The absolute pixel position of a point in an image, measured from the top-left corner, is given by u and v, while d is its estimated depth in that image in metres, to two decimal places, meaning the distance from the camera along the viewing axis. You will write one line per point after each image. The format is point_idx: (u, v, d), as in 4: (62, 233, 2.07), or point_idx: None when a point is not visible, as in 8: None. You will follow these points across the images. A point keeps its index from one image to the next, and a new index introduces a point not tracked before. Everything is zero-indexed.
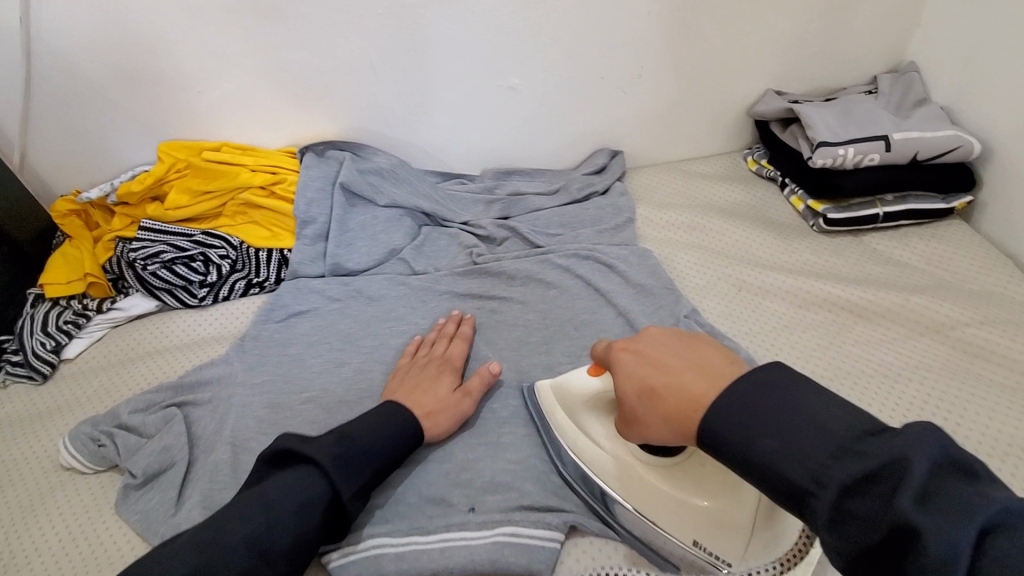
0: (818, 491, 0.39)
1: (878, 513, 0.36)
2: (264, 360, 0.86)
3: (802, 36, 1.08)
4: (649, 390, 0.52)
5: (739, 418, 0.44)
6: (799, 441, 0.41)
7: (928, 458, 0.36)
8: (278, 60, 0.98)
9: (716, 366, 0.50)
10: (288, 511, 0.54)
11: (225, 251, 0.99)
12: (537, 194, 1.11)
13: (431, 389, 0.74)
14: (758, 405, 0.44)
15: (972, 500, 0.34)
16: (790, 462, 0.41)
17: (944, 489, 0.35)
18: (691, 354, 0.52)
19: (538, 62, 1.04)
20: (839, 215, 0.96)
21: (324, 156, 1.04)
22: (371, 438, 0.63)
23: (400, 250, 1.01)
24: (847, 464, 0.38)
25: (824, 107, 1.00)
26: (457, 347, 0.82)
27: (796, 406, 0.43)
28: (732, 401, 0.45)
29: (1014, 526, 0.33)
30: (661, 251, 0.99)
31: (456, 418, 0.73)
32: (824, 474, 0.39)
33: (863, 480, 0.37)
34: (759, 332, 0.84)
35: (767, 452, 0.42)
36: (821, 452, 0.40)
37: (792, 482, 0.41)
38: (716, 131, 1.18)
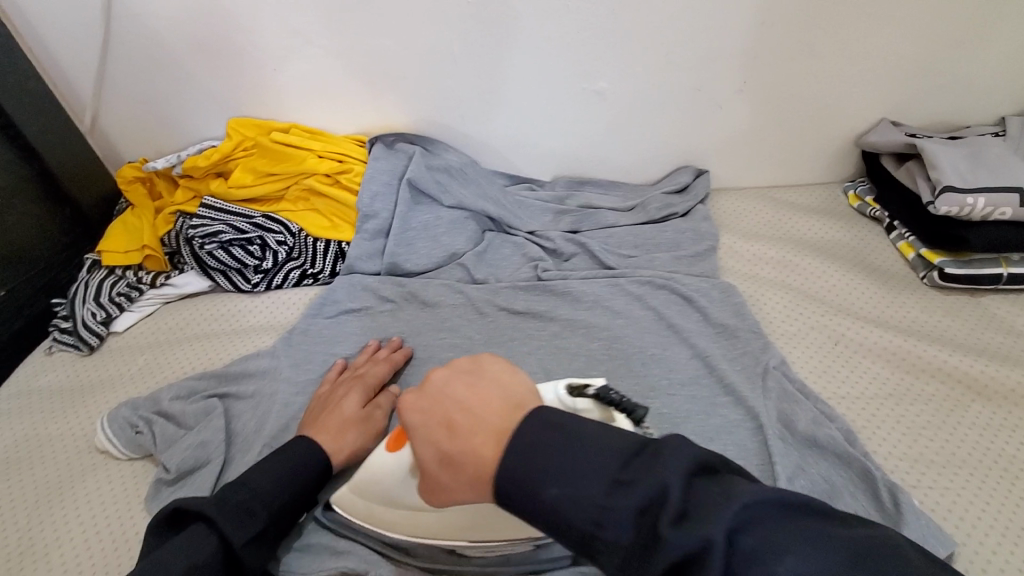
0: (599, 533, 0.36)
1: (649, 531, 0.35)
2: (310, 359, 0.82)
3: (932, 64, 0.96)
4: (444, 451, 0.44)
5: (526, 463, 0.39)
6: (590, 481, 0.37)
7: (685, 481, 0.35)
8: (357, 44, 0.94)
9: (499, 402, 0.44)
10: (178, 565, 0.50)
11: (283, 238, 0.95)
12: (611, 208, 1.03)
13: (336, 410, 0.70)
14: (540, 444, 0.40)
15: (716, 504, 0.34)
16: (575, 510, 0.37)
17: (699, 502, 0.35)
18: (475, 386, 0.46)
19: (631, 67, 0.96)
20: (957, 271, 0.84)
21: (392, 148, 0.99)
22: (270, 485, 0.59)
23: (461, 256, 0.95)
24: (623, 509, 0.36)
25: (951, 146, 0.88)
26: (378, 367, 0.77)
27: (576, 436, 0.39)
28: (518, 450, 0.40)
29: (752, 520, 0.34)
30: (746, 288, 0.90)
31: (366, 433, 0.70)
32: (604, 518, 0.36)
33: (643, 519, 0.35)
34: (854, 397, 0.74)
35: (553, 501, 0.38)
36: (597, 491, 0.37)
37: (579, 530, 0.37)
38: (815, 158, 1.07)
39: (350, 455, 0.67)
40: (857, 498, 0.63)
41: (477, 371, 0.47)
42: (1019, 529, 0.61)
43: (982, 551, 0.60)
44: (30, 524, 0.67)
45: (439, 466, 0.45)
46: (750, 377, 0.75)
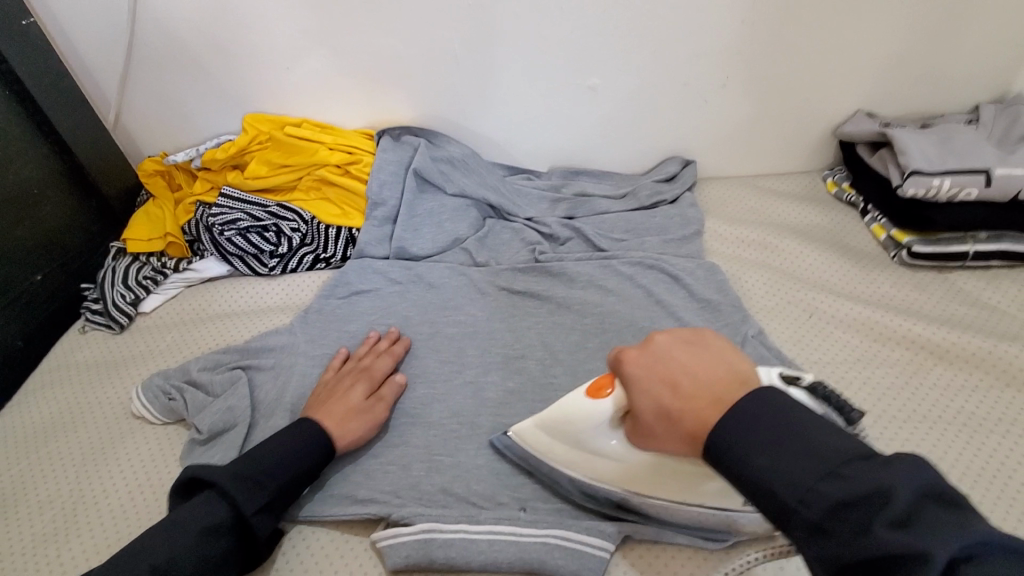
0: (800, 510, 0.39)
1: (850, 517, 0.37)
2: (326, 334, 0.88)
3: (903, 59, 1.03)
4: (654, 407, 0.50)
5: (742, 425, 0.43)
6: (801, 468, 0.40)
7: (910, 488, 0.36)
8: (365, 43, 1.00)
9: (722, 370, 0.48)
10: (189, 536, 0.57)
11: (297, 224, 1.02)
12: (604, 196, 1.09)
13: (341, 398, 0.74)
14: (758, 410, 0.44)
15: (949, 525, 0.34)
16: (782, 479, 0.40)
17: (925, 516, 0.35)
18: (695, 355, 0.49)
19: (621, 63, 1.03)
20: (925, 249, 0.91)
21: (398, 141, 1.06)
22: (280, 458, 0.65)
23: (464, 240, 1.02)
24: (828, 490, 0.38)
25: (919, 134, 0.95)
26: (383, 361, 0.81)
27: (789, 416, 0.43)
28: (741, 416, 0.44)
29: (987, 555, 0.33)
30: (729, 268, 0.97)
31: (369, 423, 0.73)
32: (810, 495, 0.39)
33: (839, 508, 0.37)
34: (826, 362, 0.81)
35: (761, 471, 0.41)
36: (813, 474, 0.39)
37: (780, 500, 0.40)
38: (796, 148, 1.14)
39: (350, 441, 0.71)
40: None
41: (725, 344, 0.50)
42: (970, 474, 0.68)
43: None
44: (77, 480, 0.73)
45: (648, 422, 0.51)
46: (731, 346, 0.82)
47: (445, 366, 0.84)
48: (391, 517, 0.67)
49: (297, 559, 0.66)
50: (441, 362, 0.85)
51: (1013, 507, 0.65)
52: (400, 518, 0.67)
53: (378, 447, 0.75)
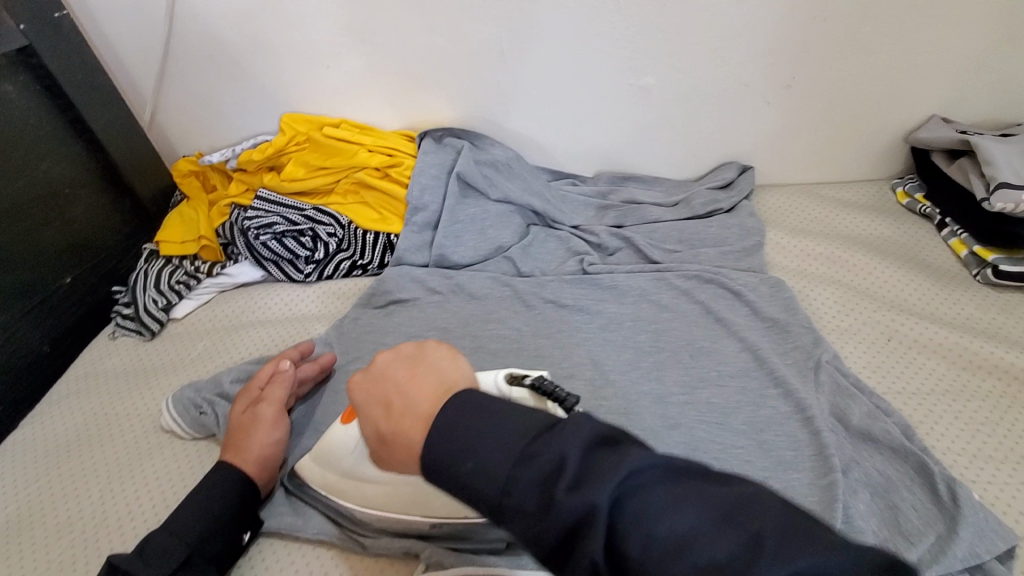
0: (505, 502, 0.34)
1: (571, 514, 0.31)
2: (362, 347, 0.84)
3: (990, 58, 0.94)
4: (378, 426, 0.44)
5: (451, 437, 0.37)
6: (509, 460, 0.35)
7: (577, 451, 0.33)
8: (408, 40, 0.95)
9: (432, 383, 0.43)
10: None
11: (333, 229, 0.97)
12: (655, 203, 1.03)
13: (234, 423, 0.70)
14: (463, 418, 0.38)
15: (607, 470, 0.32)
16: (483, 476, 0.35)
17: (592, 469, 0.32)
18: (416, 368, 0.45)
19: (678, 62, 0.96)
20: (1012, 270, 0.82)
21: (440, 143, 1.01)
22: (197, 530, 0.59)
23: (507, 249, 0.96)
24: (529, 477, 0.33)
25: (1004, 143, 0.86)
26: (268, 366, 0.75)
27: (491, 411, 0.38)
28: (440, 428, 0.38)
29: (638, 491, 0.31)
30: (795, 282, 0.89)
31: (268, 426, 0.69)
32: (512, 485, 0.34)
33: (547, 495, 0.32)
34: (909, 393, 0.73)
35: (469, 476, 0.35)
36: (506, 463, 0.35)
37: (490, 502, 0.34)
38: (866, 154, 1.06)
39: (260, 468, 0.66)
40: (915, 493, 0.62)
41: (446, 352, 0.47)
42: None
43: None
44: (103, 497, 0.70)
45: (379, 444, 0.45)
46: (801, 372, 0.75)
47: None
48: (427, 557, 0.61)
49: None
50: None
51: None
52: (441, 553, 0.62)
53: None
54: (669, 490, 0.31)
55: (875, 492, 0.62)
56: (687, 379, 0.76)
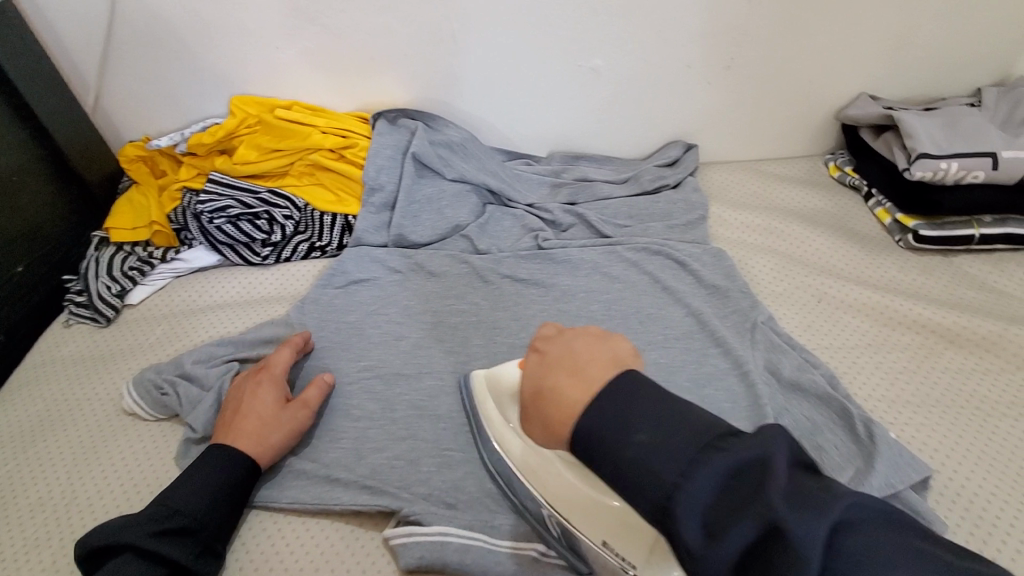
0: (682, 487, 0.35)
1: (754, 529, 0.32)
2: (323, 327, 0.85)
3: (908, 39, 1.01)
4: (532, 390, 0.46)
5: (615, 422, 0.39)
6: (719, 477, 0.34)
7: (793, 488, 0.33)
8: (360, 21, 0.96)
9: (610, 366, 0.44)
10: None
11: (289, 212, 0.98)
12: (606, 180, 1.07)
13: (251, 409, 0.69)
14: (634, 403, 0.40)
15: (823, 497, 0.33)
16: (659, 462, 0.36)
17: (794, 487, 0.33)
18: (597, 348, 0.46)
19: (624, 43, 1.00)
20: (931, 233, 0.90)
21: (395, 124, 1.01)
22: (191, 498, 0.61)
23: (464, 227, 0.99)
24: (708, 473, 0.34)
25: (926, 117, 0.93)
26: (281, 355, 0.75)
27: (671, 407, 0.39)
28: (613, 407, 0.40)
29: (859, 524, 0.32)
30: (736, 252, 0.95)
31: (289, 434, 0.69)
32: (691, 472, 0.35)
33: (721, 520, 0.33)
34: (837, 348, 0.80)
35: (638, 449, 0.38)
36: (686, 454, 0.36)
37: (658, 483, 0.36)
38: (801, 131, 1.12)
39: (271, 463, 0.68)
40: (837, 434, 0.68)
41: (607, 337, 0.47)
42: (984, 459, 0.67)
43: (951, 477, 0.66)
44: (69, 481, 0.70)
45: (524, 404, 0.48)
46: (740, 332, 0.80)
47: (450, 357, 0.82)
48: (403, 514, 0.65)
49: (304, 559, 0.64)
50: (446, 353, 0.83)
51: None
52: (414, 513, 0.65)
53: (386, 441, 0.73)
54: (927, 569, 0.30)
55: (804, 436, 0.68)
56: (637, 344, 0.81)
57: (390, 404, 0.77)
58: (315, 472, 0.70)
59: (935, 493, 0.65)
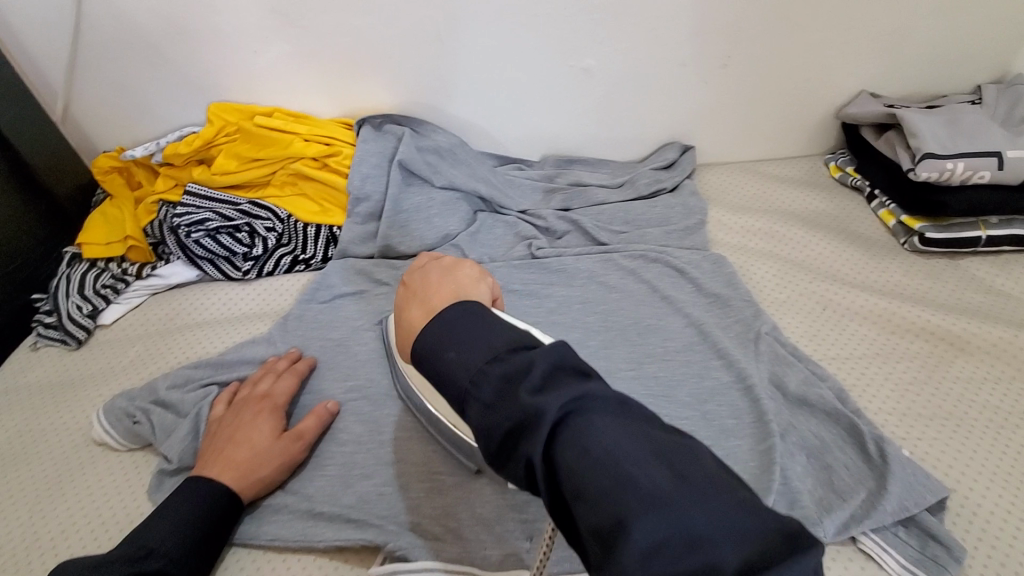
0: (473, 393, 0.38)
1: (514, 419, 0.35)
2: (306, 345, 0.81)
3: (909, 35, 0.98)
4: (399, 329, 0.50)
5: (440, 334, 0.42)
6: (500, 375, 0.37)
7: (554, 380, 0.36)
8: (341, 23, 0.92)
9: (447, 295, 0.49)
10: None
11: (271, 224, 0.94)
12: (600, 185, 1.04)
13: (245, 439, 0.66)
14: (461, 322, 0.42)
15: (567, 388, 0.35)
16: (458, 367, 0.39)
17: (553, 381, 0.36)
18: (441, 282, 0.51)
19: (617, 43, 0.96)
20: (938, 235, 0.87)
21: (380, 130, 0.97)
22: (174, 542, 0.56)
23: (455, 237, 0.94)
24: (489, 379, 0.37)
25: (929, 115, 0.90)
26: (284, 383, 0.73)
27: (481, 315, 0.42)
28: (441, 322, 0.42)
29: (593, 410, 0.35)
30: (736, 258, 0.92)
31: (279, 467, 0.66)
32: (480, 377, 0.38)
33: (495, 402, 0.36)
34: (844, 357, 0.77)
35: (449, 363, 0.40)
36: (479, 359, 0.39)
37: (456, 386, 0.39)
38: (799, 130, 1.09)
39: (255, 494, 0.65)
40: (846, 452, 0.65)
41: (457, 276, 0.53)
42: (1001, 475, 0.64)
43: (966, 495, 0.63)
44: (34, 517, 0.66)
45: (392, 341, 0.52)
46: (743, 343, 0.77)
47: None
48: (391, 549, 0.61)
49: None
50: None
51: None
52: (402, 547, 0.61)
53: (374, 467, 0.69)
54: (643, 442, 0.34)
55: (812, 454, 0.65)
56: (636, 357, 0.77)
57: (378, 426, 0.73)
58: (298, 504, 0.66)
59: (952, 513, 0.62)
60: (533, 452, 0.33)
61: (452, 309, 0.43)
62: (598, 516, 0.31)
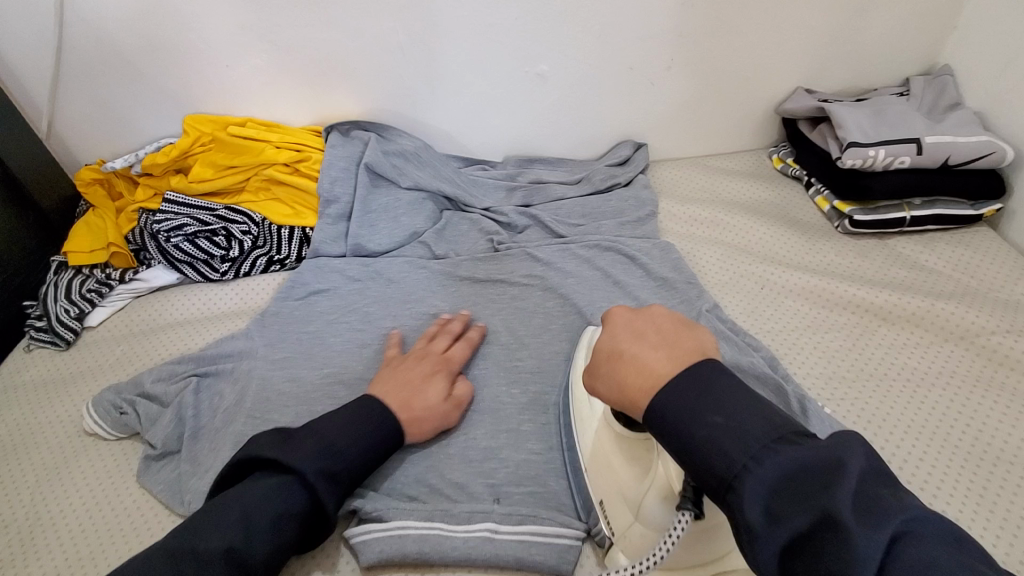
0: (751, 469, 0.39)
1: (807, 520, 0.35)
2: (284, 337, 0.86)
3: (839, 33, 1.06)
4: (609, 348, 0.53)
5: (697, 395, 0.44)
6: (744, 442, 0.40)
7: (775, 466, 0.38)
8: (308, 37, 0.98)
9: (679, 354, 0.48)
10: (265, 519, 0.53)
11: (247, 227, 0.99)
12: (559, 182, 1.10)
13: (422, 389, 0.71)
14: (721, 387, 0.44)
15: (878, 505, 0.35)
16: (726, 441, 0.41)
17: (861, 491, 0.36)
18: (659, 338, 0.51)
19: (567, 48, 1.03)
20: (866, 218, 0.94)
21: (348, 136, 1.04)
22: (351, 442, 0.61)
23: (422, 233, 1.01)
24: (772, 462, 0.38)
25: (855, 107, 0.97)
26: (459, 350, 0.79)
27: (735, 394, 0.43)
28: (691, 383, 0.45)
29: (917, 535, 0.34)
30: (684, 246, 0.99)
31: (440, 423, 0.71)
32: (756, 463, 0.39)
33: (780, 501, 0.37)
34: (780, 331, 0.83)
35: (711, 428, 0.42)
36: (755, 440, 0.40)
37: (719, 472, 0.40)
38: (745, 126, 1.16)
39: (414, 439, 0.69)
40: None
41: (688, 330, 0.52)
42: (914, 428, 0.71)
43: (885, 447, 0.70)
44: (31, 502, 0.71)
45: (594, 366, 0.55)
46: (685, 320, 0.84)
47: None
48: (364, 513, 0.65)
49: None
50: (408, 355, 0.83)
51: (953, 457, 0.68)
52: (375, 510, 0.65)
53: None
54: (940, 546, 0.34)
55: None
56: None
57: None
58: None
59: None
60: (756, 527, 0.37)
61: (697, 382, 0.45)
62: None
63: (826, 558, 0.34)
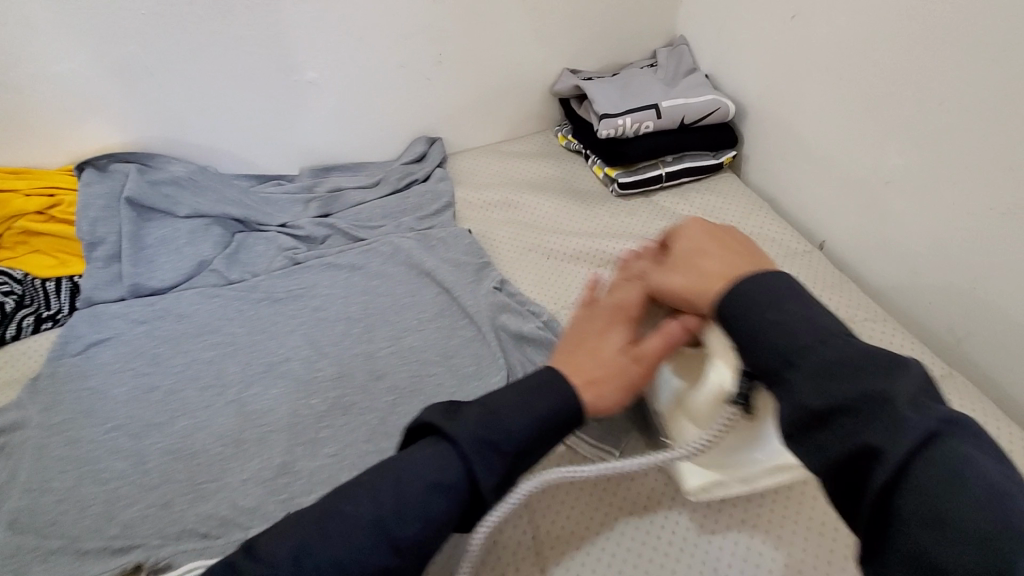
0: (811, 348, 0.44)
1: (859, 396, 0.41)
2: (61, 399, 0.79)
3: (586, 15, 1.16)
4: (681, 255, 0.59)
5: (764, 297, 0.48)
6: (795, 329, 0.46)
7: (839, 352, 0.43)
8: (39, 72, 0.91)
9: (747, 257, 0.55)
10: (415, 491, 0.47)
11: (8, 287, 0.91)
12: (358, 187, 1.10)
13: (595, 347, 0.59)
14: (779, 288, 0.49)
15: (948, 423, 0.39)
16: (782, 329, 0.46)
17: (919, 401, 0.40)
18: (722, 254, 0.56)
19: (334, 55, 1.04)
20: (629, 179, 1.05)
21: (106, 171, 0.98)
22: (517, 410, 0.51)
23: (211, 261, 0.97)
24: (835, 343, 0.44)
25: (606, 84, 1.09)
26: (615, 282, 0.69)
27: (796, 291, 0.48)
28: (757, 282, 0.49)
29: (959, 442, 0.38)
30: (480, 230, 1.04)
31: (623, 388, 0.56)
32: (806, 350, 0.44)
33: (830, 380, 0.42)
34: (559, 296, 0.91)
35: (765, 319, 0.47)
36: (807, 332, 0.45)
37: (773, 349, 0.46)
38: (528, 109, 1.24)
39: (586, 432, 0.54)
40: None
41: (745, 247, 0.58)
42: None
43: None
44: None
45: (669, 273, 0.59)
46: (477, 300, 0.89)
47: (206, 391, 0.80)
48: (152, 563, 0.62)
49: None
50: (201, 389, 0.80)
51: None
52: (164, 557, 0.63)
53: (139, 493, 0.69)
54: (992, 461, 0.38)
55: None
56: (393, 333, 0.87)
57: (142, 456, 0.73)
58: (55, 545, 0.65)
59: None
60: (800, 397, 0.43)
61: (766, 277, 0.50)
62: (865, 454, 0.39)
63: (871, 431, 0.39)
